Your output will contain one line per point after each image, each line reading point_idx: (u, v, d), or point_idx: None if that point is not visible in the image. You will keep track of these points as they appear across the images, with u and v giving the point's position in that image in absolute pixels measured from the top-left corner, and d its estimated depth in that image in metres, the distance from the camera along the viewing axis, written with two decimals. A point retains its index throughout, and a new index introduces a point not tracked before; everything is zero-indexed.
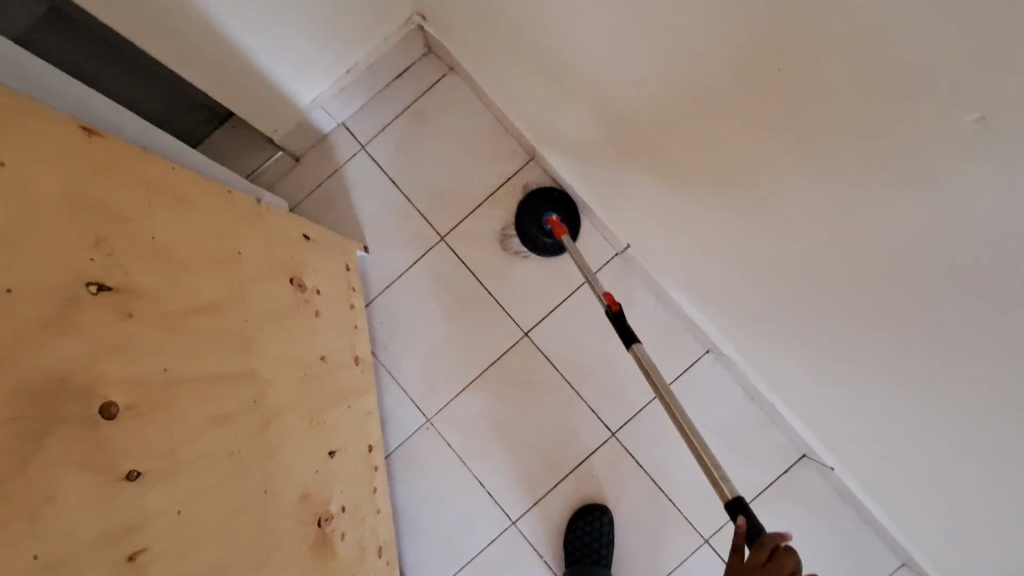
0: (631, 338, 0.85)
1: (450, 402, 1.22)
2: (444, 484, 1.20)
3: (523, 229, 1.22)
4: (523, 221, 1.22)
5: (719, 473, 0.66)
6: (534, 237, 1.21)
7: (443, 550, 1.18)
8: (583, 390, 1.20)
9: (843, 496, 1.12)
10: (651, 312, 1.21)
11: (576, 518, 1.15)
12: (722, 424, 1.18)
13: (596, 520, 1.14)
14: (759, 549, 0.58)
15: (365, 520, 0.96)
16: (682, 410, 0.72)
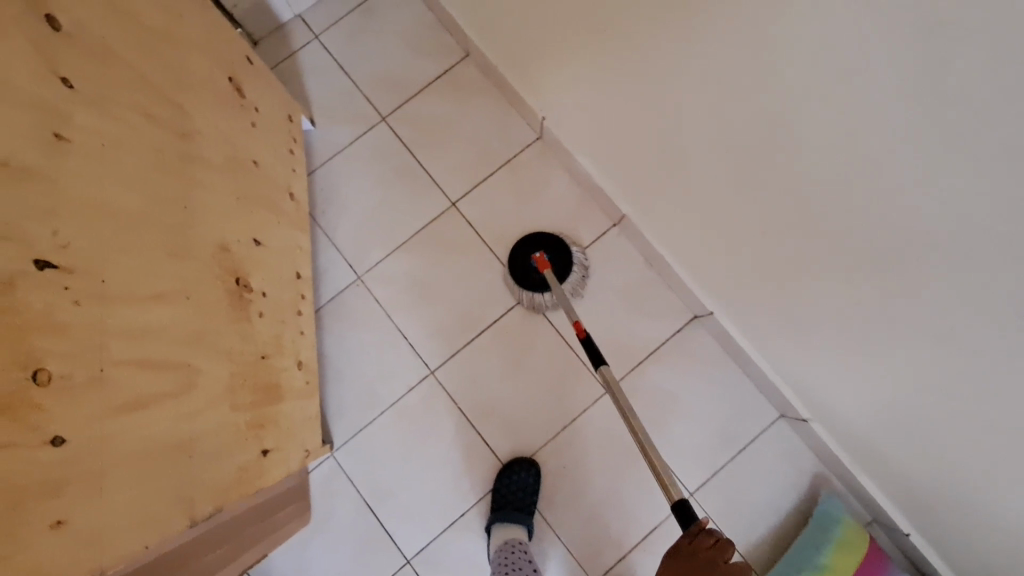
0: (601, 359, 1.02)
1: (380, 263, 1.32)
2: (369, 336, 1.29)
3: (516, 262, 1.27)
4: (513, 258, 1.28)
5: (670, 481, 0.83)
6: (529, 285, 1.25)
7: (365, 395, 1.27)
8: (503, 255, 1.32)
9: (729, 350, 1.26)
10: (567, 190, 1.35)
11: (504, 472, 1.21)
12: (627, 289, 1.31)
13: (521, 472, 1.21)
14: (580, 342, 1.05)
15: (286, 326, 1.05)
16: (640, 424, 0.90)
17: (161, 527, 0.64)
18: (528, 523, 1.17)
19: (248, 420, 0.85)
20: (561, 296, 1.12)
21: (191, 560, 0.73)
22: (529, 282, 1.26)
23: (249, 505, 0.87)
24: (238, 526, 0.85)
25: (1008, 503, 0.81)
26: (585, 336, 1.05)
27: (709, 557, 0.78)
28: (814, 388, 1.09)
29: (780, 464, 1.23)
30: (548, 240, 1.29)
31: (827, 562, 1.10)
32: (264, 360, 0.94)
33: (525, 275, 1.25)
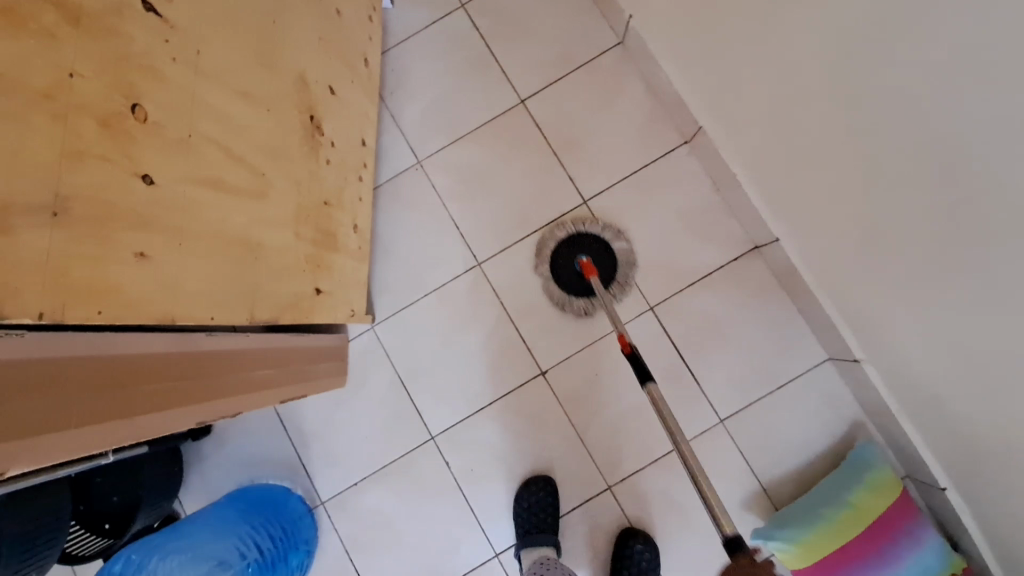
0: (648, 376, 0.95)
1: (441, 150, 1.32)
2: (422, 220, 1.30)
3: (560, 266, 1.25)
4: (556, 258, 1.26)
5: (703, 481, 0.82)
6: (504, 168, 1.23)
7: (410, 276, 1.29)
8: (565, 158, 1.30)
9: (784, 283, 1.21)
10: (641, 100, 1.30)
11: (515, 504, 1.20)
12: (687, 207, 1.26)
13: (535, 495, 1.19)
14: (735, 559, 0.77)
15: (348, 185, 1.07)
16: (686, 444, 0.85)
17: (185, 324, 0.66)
18: (552, 542, 1.16)
19: (308, 253, 0.89)
20: (606, 302, 1.07)
21: (229, 365, 0.79)
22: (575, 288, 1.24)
23: (272, 339, 0.92)
24: (271, 353, 0.91)
25: None
26: (631, 352, 0.98)
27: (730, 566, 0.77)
28: (875, 328, 1.03)
29: (819, 407, 1.20)
30: (591, 244, 1.26)
31: (855, 499, 1.06)
32: (326, 206, 0.96)
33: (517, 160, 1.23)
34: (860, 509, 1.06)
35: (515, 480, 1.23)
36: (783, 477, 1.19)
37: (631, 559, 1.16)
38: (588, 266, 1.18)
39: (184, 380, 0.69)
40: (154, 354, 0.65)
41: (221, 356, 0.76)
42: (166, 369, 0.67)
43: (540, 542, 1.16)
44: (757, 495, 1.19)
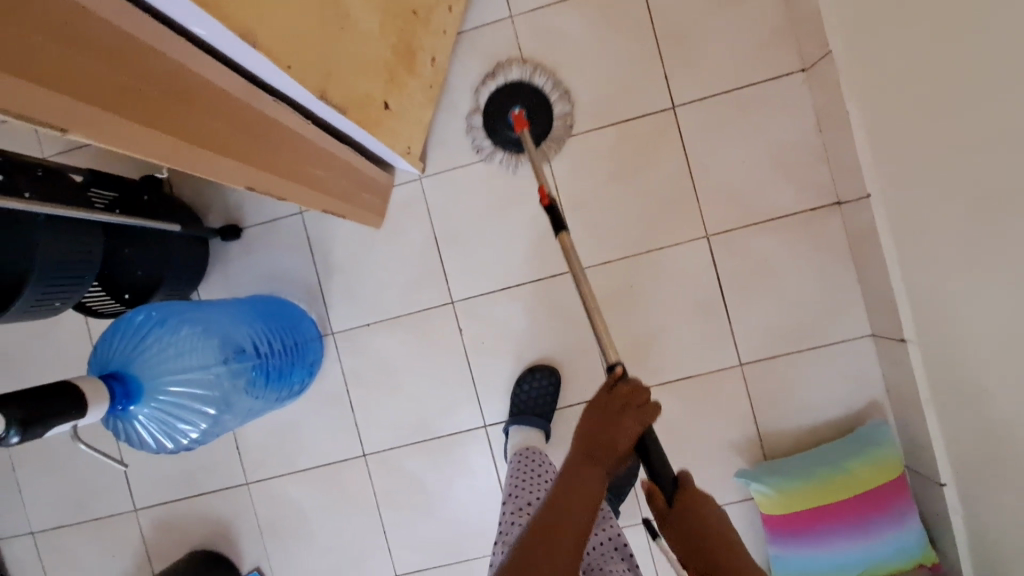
0: (561, 225, 0.94)
1: (537, 10, 1.21)
2: (497, 81, 1.22)
3: (495, 124, 1.19)
4: (491, 108, 1.19)
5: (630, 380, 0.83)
6: (501, 132, 1.18)
7: (471, 137, 1.23)
8: (666, 54, 1.18)
9: (855, 247, 1.14)
10: (769, 10, 1.16)
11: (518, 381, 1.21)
12: (781, 142, 1.17)
13: (540, 378, 1.20)
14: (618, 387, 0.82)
15: (437, 8, 0.98)
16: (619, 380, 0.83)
17: (258, 66, 0.62)
18: (543, 428, 1.18)
19: (386, 60, 0.82)
20: (534, 155, 1.03)
21: (284, 143, 0.76)
22: (500, 136, 1.19)
23: (326, 139, 0.88)
24: (325, 154, 0.88)
25: None
26: (548, 203, 0.94)
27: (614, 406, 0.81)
28: (941, 310, 0.96)
29: (842, 380, 1.17)
30: (528, 94, 1.18)
31: (850, 468, 1.06)
32: (413, 18, 0.88)
33: (502, 109, 1.18)
34: (850, 476, 1.06)
35: (522, 363, 1.24)
36: (783, 433, 1.19)
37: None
38: (519, 119, 1.12)
39: (239, 134, 0.66)
40: (205, 82, 0.59)
41: (274, 133, 0.73)
42: (228, 112, 0.64)
43: (530, 424, 1.17)
44: (751, 443, 1.19)
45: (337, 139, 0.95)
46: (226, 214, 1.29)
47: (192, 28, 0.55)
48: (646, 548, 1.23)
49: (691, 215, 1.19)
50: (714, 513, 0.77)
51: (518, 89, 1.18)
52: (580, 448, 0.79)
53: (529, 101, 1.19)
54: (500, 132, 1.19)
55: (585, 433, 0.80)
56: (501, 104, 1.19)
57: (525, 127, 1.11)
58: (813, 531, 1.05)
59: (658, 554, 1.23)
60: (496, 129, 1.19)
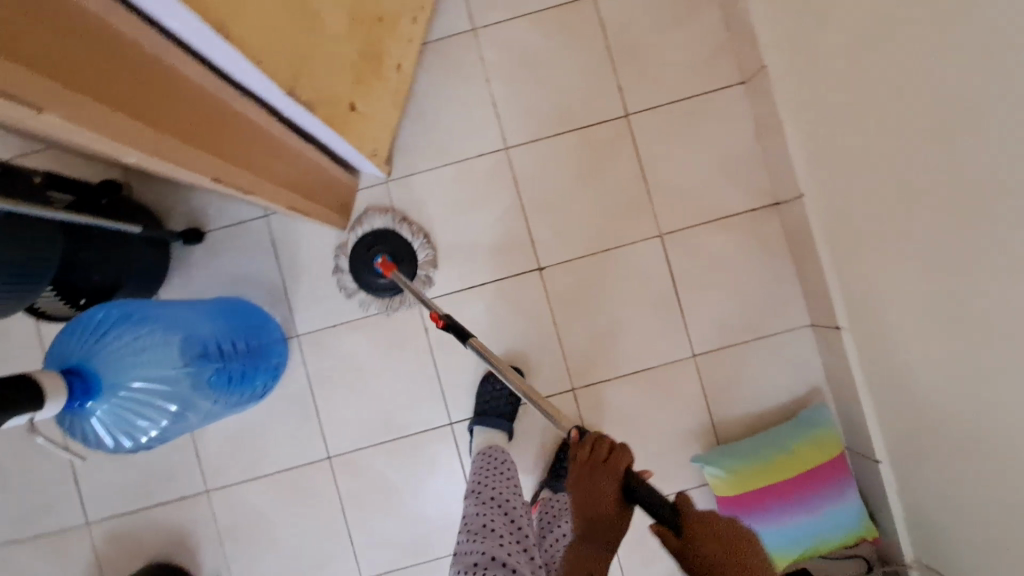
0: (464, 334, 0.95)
1: (498, 23, 1.27)
2: (460, 89, 1.27)
3: (360, 271, 1.23)
4: (356, 258, 1.24)
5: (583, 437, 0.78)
6: (367, 280, 1.23)
7: (435, 142, 1.27)
8: (618, 66, 1.27)
9: (793, 244, 1.23)
10: (710, 27, 1.26)
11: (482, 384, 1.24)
12: (724, 148, 1.26)
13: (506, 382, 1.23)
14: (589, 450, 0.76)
15: (402, 17, 1.03)
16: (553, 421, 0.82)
17: (227, 59, 0.66)
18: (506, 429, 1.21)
19: (354, 63, 0.86)
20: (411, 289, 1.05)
21: (252, 137, 0.79)
22: (366, 276, 1.23)
23: (292, 136, 0.91)
24: (291, 151, 0.91)
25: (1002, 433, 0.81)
26: (445, 323, 0.97)
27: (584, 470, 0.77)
28: (869, 297, 1.06)
29: (786, 368, 1.26)
30: (389, 238, 1.24)
31: (794, 446, 1.14)
32: (379, 25, 0.93)
33: (366, 261, 1.23)
34: (796, 456, 1.14)
35: (487, 360, 1.27)
36: (734, 420, 1.26)
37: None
38: (387, 265, 1.16)
39: (209, 126, 0.69)
40: (177, 73, 0.63)
41: (240, 126, 0.77)
42: (198, 104, 0.67)
43: (493, 425, 1.21)
44: (705, 431, 1.26)
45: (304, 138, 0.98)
46: (189, 217, 1.28)
47: (163, 19, 0.59)
48: None
49: (645, 215, 1.27)
50: (703, 523, 0.66)
51: (387, 237, 1.24)
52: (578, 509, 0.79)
53: (394, 248, 1.24)
54: (368, 278, 1.23)
55: (586, 517, 0.77)
56: (364, 249, 1.24)
57: (394, 271, 1.14)
58: (764, 509, 1.12)
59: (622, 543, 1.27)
60: (361, 276, 1.23)
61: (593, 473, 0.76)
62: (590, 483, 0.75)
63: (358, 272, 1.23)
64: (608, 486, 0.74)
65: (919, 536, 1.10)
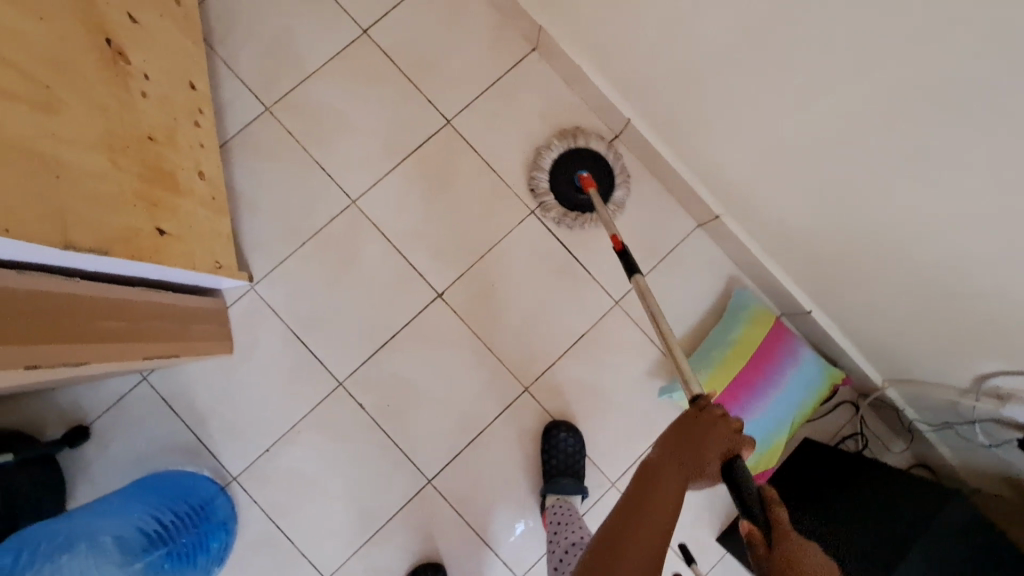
0: (634, 270, 1.06)
1: (291, 93, 1.27)
2: (284, 168, 1.24)
3: (561, 193, 1.26)
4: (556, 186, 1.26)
5: (693, 383, 0.90)
6: (570, 195, 1.26)
7: (284, 226, 1.23)
8: (419, 83, 1.29)
9: (646, 164, 1.29)
10: (482, 14, 1.31)
11: None
12: (548, 109, 1.30)
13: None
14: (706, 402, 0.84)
15: (179, 125, 0.99)
16: (667, 326, 0.96)
17: None
18: None
19: (136, 189, 0.81)
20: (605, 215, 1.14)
21: (58, 308, 0.72)
22: (575, 204, 1.26)
23: (110, 287, 0.84)
24: (115, 304, 0.84)
25: (895, 217, 0.87)
26: (624, 247, 1.08)
27: (698, 415, 0.81)
28: (727, 175, 1.12)
29: (698, 271, 1.30)
30: (583, 156, 1.26)
31: (737, 337, 1.17)
32: (152, 143, 0.89)
33: (567, 172, 1.26)
34: (743, 343, 1.17)
35: (435, 402, 1.23)
36: (679, 339, 1.28)
37: (560, 448, 1.20)
38: (587, 180, 1.22)
39: (7, 319, 0.63)
40: None
41: (39, 301, 0.69)
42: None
43: None
44: (660, 362, 1.27)
45: (131, 284, 0.91)
46: (65, 419, 1.16)
47: None
48: None
49: (510, 200, 1.28)
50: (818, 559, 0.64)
51: (568, 157, 1.26)
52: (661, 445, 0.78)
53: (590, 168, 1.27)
54: (570, 201, 1.26)
55: (671, 430, 0.80)
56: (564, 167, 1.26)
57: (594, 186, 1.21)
58: (739, 404, 1.14)
59: None
60: (564, 194, 1.26)
61: (706, 428, 0.78)
62: (674, 461, 0.75)
63: (563, 193, 1.26)
64: (711, 454, 0.76)
65: (872, 356, 1.16)
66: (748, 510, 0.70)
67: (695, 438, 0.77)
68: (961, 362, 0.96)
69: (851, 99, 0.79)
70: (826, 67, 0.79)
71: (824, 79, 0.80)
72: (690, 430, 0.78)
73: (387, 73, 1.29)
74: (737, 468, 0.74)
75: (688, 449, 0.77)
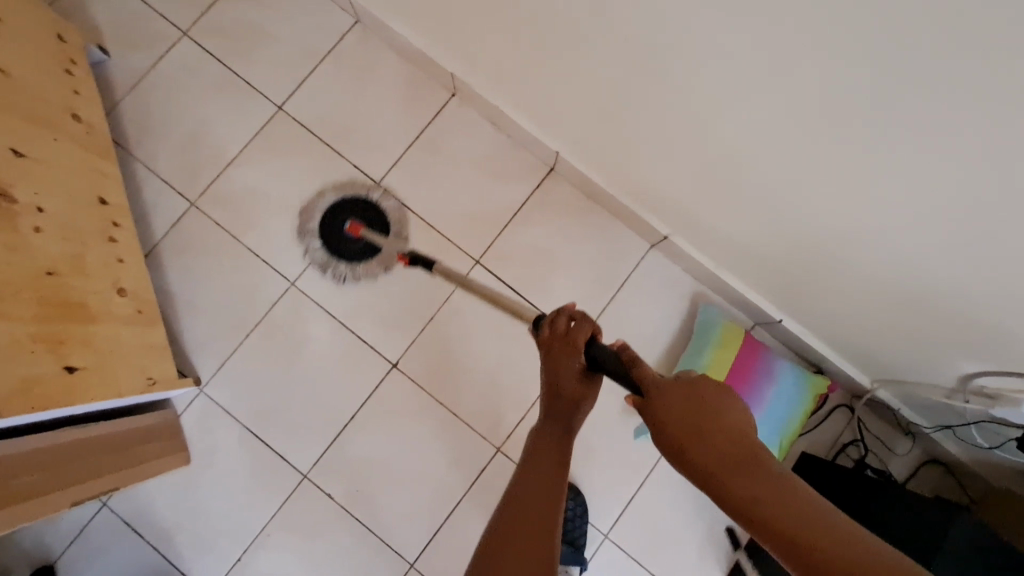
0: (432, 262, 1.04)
1: (213, 184, 1.23)
2: (217, 262, 1.21)
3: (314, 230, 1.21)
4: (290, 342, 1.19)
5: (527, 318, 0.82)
6: (344, 254, 1.22)
7: (226, 321, 1.19)
8: (342, 149, 1.26)
9: (587, 193, 1.24)
10: (396, 68, 1.27)
11: None
12: (478, 155, 1.26)
13: None
14: (557, 317, 0.70)
15: (90, 247, 0.96)
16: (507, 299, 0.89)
17: None
18: None
19: (33, 333, 0.77)
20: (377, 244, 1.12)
21: None
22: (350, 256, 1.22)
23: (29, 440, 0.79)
24: (34, 456, 0.79)
25: (839, 225, 0.80)
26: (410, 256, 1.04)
27: (551, 342, 0.68)
28: (667, 197, 1.07)
29: (660, 295, 1.24)
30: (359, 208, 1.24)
31: (708, 363, 1.11)
32: (54, 277, 0.85)
33: (336, 231, 1.22)
34: (716, 367, 1.11)
35: (406, 478, 1.17)
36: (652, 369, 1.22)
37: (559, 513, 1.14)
38: (354, 227, 1.20)
39: None
40: None
41: None
42: None
43: None
44: None
45: (49, 429, 0.86)
46: (30, 559, 1.11)
47: None
48: (624, 555, 1.18)
49: (454, 254, 1.24)
50: (737, 415, 0.54)
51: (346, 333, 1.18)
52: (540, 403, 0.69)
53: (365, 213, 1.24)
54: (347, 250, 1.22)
55: (546, 391, 0.68)
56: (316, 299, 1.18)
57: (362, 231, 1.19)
58: None
59: (638, 552, 1.18)
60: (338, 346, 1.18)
61: (554, 351, 0.68)
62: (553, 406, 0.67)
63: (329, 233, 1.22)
64: (574, 364, 0.66)
65: (856, 360, 1.09)
66: (626, 380, 0.61)
67: (566, 404, 0.66)
68: (943, 362, 0.89)
69: (763, 117, 0.74)
70: (732, 91, 0.73)
71: (733, 102, 0.75)
72: (565, 356, 0.67)
73: (309, 146, 1.25)
74: (608, 359, 0.64)
75: (555, 370, 0.67)
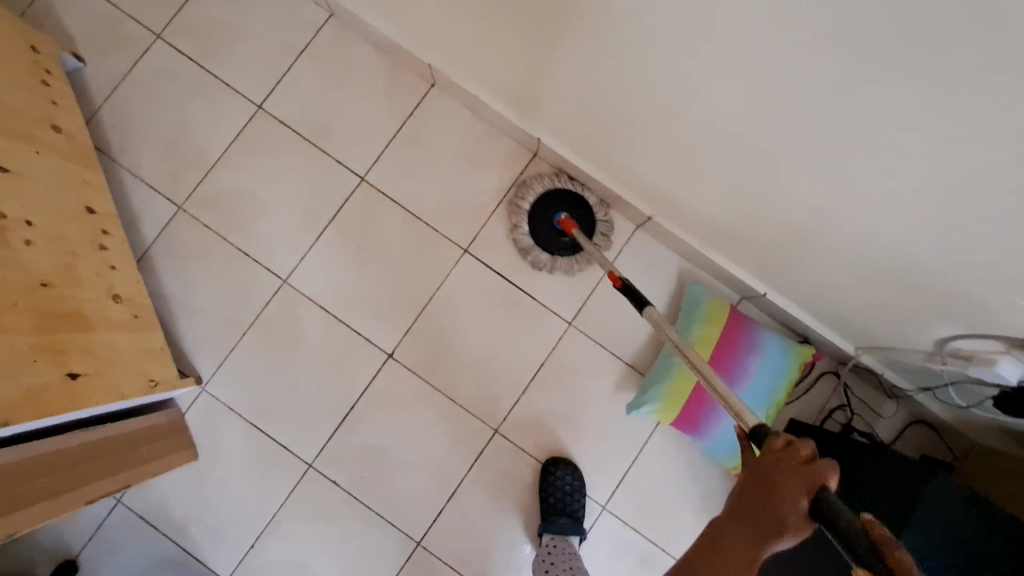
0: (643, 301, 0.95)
1: (199, 186, 1.24)
2: (209, 263, 1.23)
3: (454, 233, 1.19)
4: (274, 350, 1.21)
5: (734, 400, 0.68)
6: (552, 244, 1.22)
7: (222, 321, 1.22)
8: (325, 146, 1.26)
9: (570, 176, 1.24)
10: (373, 61, 1.27)
11: None
12: (460, 144, 1.26)
13: None
14: (791, 439, 0.57)
15: (82, 257, 0.98)
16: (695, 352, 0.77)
17: None
18: None
19: (34, 345, 0.80)
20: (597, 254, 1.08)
21: None
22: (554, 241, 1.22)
23: (36, 445, 0.82)
24: (42, 460, 0.82)
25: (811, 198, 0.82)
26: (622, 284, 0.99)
27: (778, 461, 0.56)
28: (648, 177, 1.07)
29: (647, 273, 1.25)
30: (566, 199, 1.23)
31: (699, 332, 1.14)
32: (49, 288, 0.87)
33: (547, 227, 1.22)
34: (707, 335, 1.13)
35: (408, 463, 1.21)
36: (641, 346, 1.25)
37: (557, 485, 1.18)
38: (568, 224, 1.17)
39: None
40: None
41: None
42: None
43: None
44: (627, 374, 1.24)
45: (57, 432, 0.89)
46: (51, 556, 1.16)
47: None
48: (622, 524, 1.22)
49: (441, 244, 1.25)
50: None
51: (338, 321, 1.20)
52: (734, 499, 0.60)
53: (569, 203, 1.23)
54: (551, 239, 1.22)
55: (738, 494, 0.59)
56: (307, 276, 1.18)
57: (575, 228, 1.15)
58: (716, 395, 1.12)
59: (635, 521, 1.22)
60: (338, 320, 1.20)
61: (778, 480, 0.56)
62: (742, 531, 0.57)
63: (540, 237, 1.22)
64: (791, 505, 0.54)
65: (839, 329, 1.11)
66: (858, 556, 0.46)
67: (769, 532, 0.55)
68: (920, 327, 0.91)
69: (731, 96, 0.74)
70: (701, 71, 0.74)
71: (703, 81, 0.75)
72: (771, 476, 0.56)
73: (291, 144, 1.26)
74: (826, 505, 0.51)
75: (765, 494, 0.56)
